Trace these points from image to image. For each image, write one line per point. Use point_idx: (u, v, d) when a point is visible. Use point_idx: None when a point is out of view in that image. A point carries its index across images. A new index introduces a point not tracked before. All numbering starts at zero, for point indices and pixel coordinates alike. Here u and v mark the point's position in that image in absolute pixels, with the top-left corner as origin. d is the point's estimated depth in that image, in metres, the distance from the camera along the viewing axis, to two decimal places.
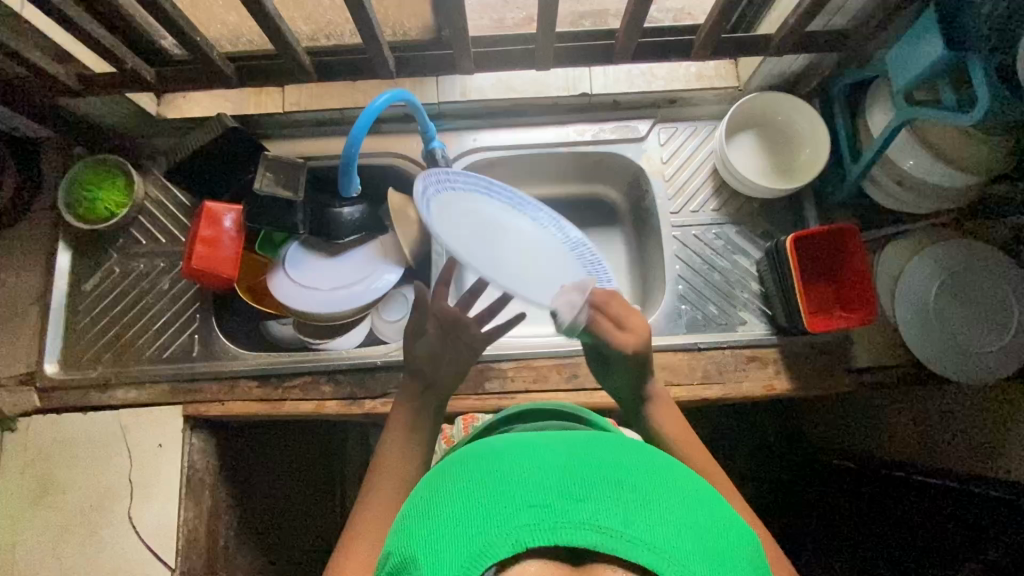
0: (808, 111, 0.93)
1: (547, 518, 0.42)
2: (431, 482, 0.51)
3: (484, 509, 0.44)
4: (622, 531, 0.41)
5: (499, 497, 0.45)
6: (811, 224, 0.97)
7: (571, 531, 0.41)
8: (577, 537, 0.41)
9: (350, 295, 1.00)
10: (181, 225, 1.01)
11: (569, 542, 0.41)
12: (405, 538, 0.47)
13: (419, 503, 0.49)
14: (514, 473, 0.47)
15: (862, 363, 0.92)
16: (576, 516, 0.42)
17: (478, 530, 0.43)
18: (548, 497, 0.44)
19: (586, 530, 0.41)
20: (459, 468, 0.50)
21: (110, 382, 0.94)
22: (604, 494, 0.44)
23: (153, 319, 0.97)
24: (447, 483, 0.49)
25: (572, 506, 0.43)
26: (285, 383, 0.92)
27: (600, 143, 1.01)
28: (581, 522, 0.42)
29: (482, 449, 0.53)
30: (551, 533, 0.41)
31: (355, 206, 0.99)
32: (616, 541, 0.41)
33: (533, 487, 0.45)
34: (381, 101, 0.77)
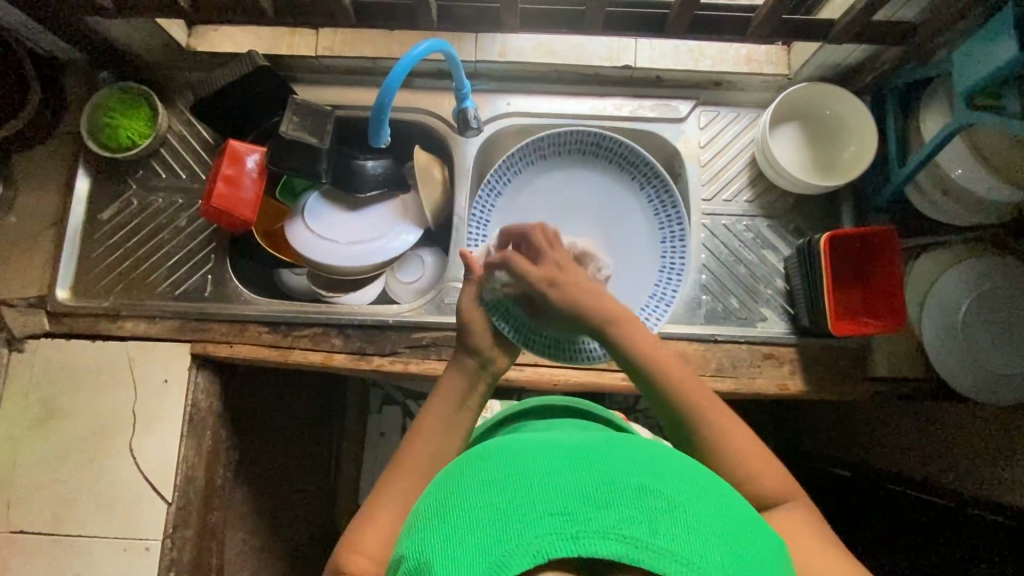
0: (857, 106, 0.89)
1: (567, 526, 0.41)
2: (446, 483, 0.50)
3: (501, 517, 0.43)
4: (647, 540, 0.40)
5: (519, 503, 0.44)
6: (845, 226, 0.94)
7: (594, 541, 0.40)
8: (601, 548, 0.40)
9: (366, 252, 0.98)
10: (202, 162, 0.99)
11: (592, 553, 0.40)
12: (420, 539, 0.46)
13: (433, 507, 0.48)
14: (534, 478, 0.45)
15: (880, 372, 0.90)
16: (599, 523, 0.41)
17: (496, 539, 0.42)
18: (570, 504, 0.43)
19: (610, 540, 0.40)
20: (475, 472, 0.49)
21: (120, 314, 0.93)
22: (626, 501, 0.43)
23: (167, 255, 0.96)
24: (464, 485, 0.48)
25: (593, 514, 0.42)
26: (294, 332, 0.91)
27: (638, 120, 0.98)
28: (603, 532, 0.41)
29: (496, 451, 0.52)
30: (572, 543, 0.40)
31: (378, 161, 0.98)
32: (640, 551, 0.40)
33: (554, 492, 0.44)
34: (422, 49, 0.72)
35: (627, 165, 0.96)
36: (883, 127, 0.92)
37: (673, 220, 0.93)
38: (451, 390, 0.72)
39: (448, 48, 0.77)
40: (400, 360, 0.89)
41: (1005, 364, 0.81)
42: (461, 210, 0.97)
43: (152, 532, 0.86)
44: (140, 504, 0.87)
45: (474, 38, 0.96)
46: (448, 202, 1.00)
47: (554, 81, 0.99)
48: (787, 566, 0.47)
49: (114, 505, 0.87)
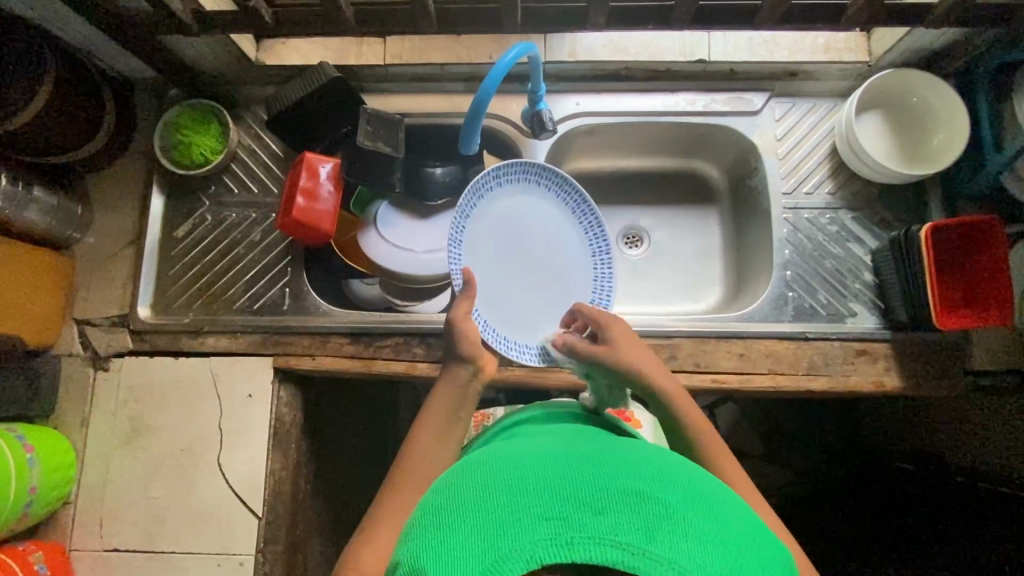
0: (947, 92, 0.86)
1: (564, 532, 0.41)
2: (444, 485, 0.49)
3: (496, 521, 0.43)
4: (641, 546, 0.39)
5: (511, 506, 0.43)
6: (933, 215, 0.91)
7: (589, 547, 0.40)
8: (596, 554, 0.39)
9: (437, 261, 0.97)
10: (273, 175, 0.99)
11: (587, 558, 0.39)
12: (418, 541, 0.45)
13: (433, 506, 0.47)
14: (528, 480, 0.45)
15: (980, 366, 0.87)
16: (594, 528, 0.41)
17: (491, 543, 0.41)
18: (566, 510, 0.42)
19: (604, 545, 0.40)
20: (476, 472, 0.48)
21: (202, 330, 0.93)
22: (622, 504, 0.42)
23: (244, 269, 0.96)
24: (463, 487, 0.47)
25: (590, 519, 0.41)
26: (376, 343, 0.90)
27: (711, 115, 0.97)
28: (598, 537, 0.40)
29: (497, 453, 0.51)
30: (566, 548, 0.40)
31: (446, 167, 0.98)
32: (634, 557, 0.39)
33: (550, 498, 0.43)
34: (513, 53, 0.71)
35: (545, 181, 0.88)
36: (973, 112, 0.89)
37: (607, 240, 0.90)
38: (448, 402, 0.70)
39: (535, 50, 0.76)
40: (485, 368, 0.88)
41: None
42: None
43: (245, 546, 0.86)
44: (232, 519, 0.87)
45: (543, 38, 0.94)
46: None
47: (623, 78, 0.97)
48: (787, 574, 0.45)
49: (207, 521, 0.88)
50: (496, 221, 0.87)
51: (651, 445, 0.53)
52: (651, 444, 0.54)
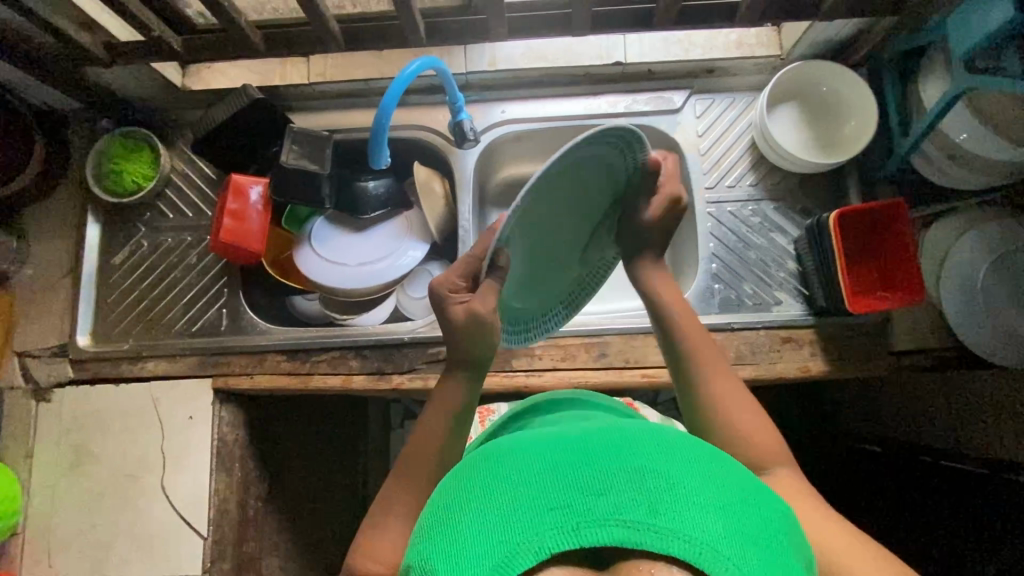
0: (855, 81, 0.89)
1: (569, 519, 0.41)
2: (449, 486, 0.50)
3: (506, 517, 0.43)
4: (645, 522, 0.40)
5: (517, 500, 0.43)
6: (852, 201, 0.93)
7: (595, 530, 0.40)
8: (603, 535, 0.40)
9: (375, 272, 0.99)
10: (207, 198, 1.00)
11: (594, 540, 0.40)
12: (429, 547, 0.45)
13: (441, 510, 0.47)
14: (532, 469, 0.45)
15: (902, 346, 0.89)
16: (598, 512, 0.41)
17: (503, 539, 0.41)
18: (569, 496, 0.42)
19: (611, 526, 0.40)
20: (479, 471, 0.48)
21: (141, 355, 0.94)
22: (623, 483, 0.43)
23: (182, 292, 0.97)
24: (466, 489, 0.47)
25: (594, 502, 0.42)
26: (312, 358, 0.91)
27: (634, 115, 0.99)
28: (604, 519, 0.41)
29: (499, 448, 0.51)
30: (573, 534, 0.40)
31: (378, 180, 1.00)
32: (641, 534, 0.40)
33: (556, 484, 0.44)
34: (413, 68, 0.74)
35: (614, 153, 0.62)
36: (882, 99, 0.91)
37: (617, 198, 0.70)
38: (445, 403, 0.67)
39: (440, 64, 0.79)
40: (419, 377, 0.89)
41: None
42: (464, 221, 0.98)
43: (191, 567, 0.87)
44: (177, 539, 0.88)
45: (463, 49, 0.97)
46: (453, 215, 1.01)
47: (545, 85, 0.99)
48: (794, 534, 0.46)
49: (153, 542, 0.88)
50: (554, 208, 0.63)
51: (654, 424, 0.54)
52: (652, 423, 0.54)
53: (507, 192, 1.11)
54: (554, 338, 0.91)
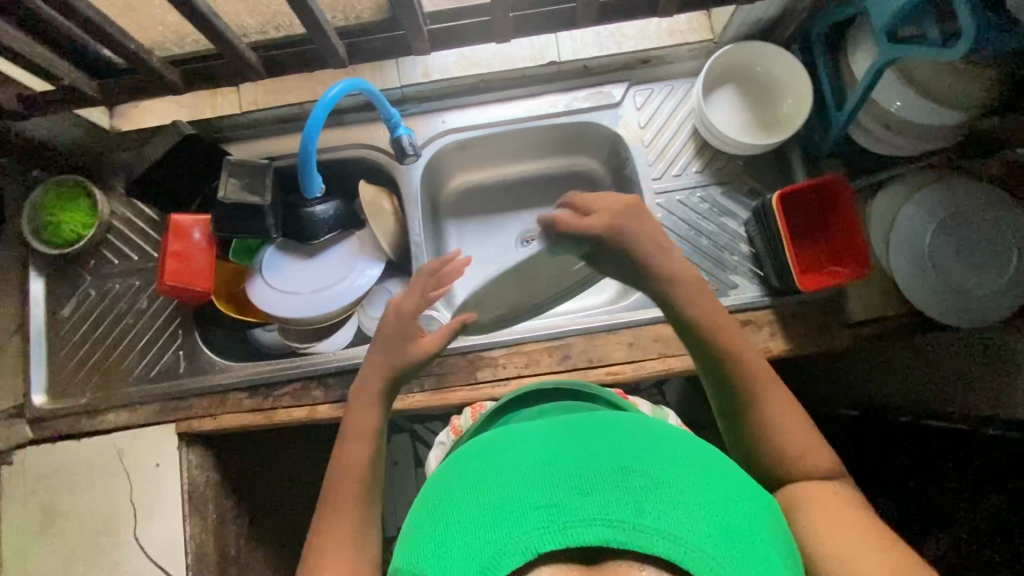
0: (787, 58, 0.89)
1: (556, 518, 0.40)
2: (434, 492, 0.49)
3: (495, 516, 0.42)
4: (631, 521, 0.39)
5: (504, 500, 0.43)
6: (797, 177, 0.94)
7: (582, 530, 0.39)
8: (589, 535, 0.39)
9: (331, 297, 0.97)
10: (151, 240, 0.98)
11: (581, 541, 0.39)
12: (414, 550, 0.44)
13: (427, 512, 0.46)
14: (516, 471, 0.45)
15: (859, 317, 0.90)
16: (586, 512, 0.40)
17: (490, 539, 0.41)
18: (556, 496, 0.42)
19: (597, 526, 0.39)
20: (466, 472, 0.48)
21: (100, 408, 0.93)
22: (610, 482, 0.42)
23: (135, 339, 0.95)
24: (453, 491, 0.46)
25: (581, 501, 0.41)
26: (275, 393, 0.90)
27: (575, 113, 0.98)
28: (591, 519, 0.40)
29: (487, 449, 0.51)
30: (560, 534, 0.39)
31: (327, 204, 0.96)
32: (627, 534, 0.39)
33: (540, 486, 0.43)
34: (336, 91, 0.76)
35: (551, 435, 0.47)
36: (815, 73, 0.92)
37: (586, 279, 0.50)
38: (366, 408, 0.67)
39: (364, 85, 0.79)
40: None
41: (974, 286, 0.84)
42: (416, 235, 0.97)
43: None
44: None
45: (395, 63, 0.99)
46: (405, 231, 1.01)
47: (482, 91, 0.99)
48: (775, 529, 0.46)
49: None
50: None
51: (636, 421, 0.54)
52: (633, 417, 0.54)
53: (459, 201, 1.11)
54: (517, 346, 0.91)
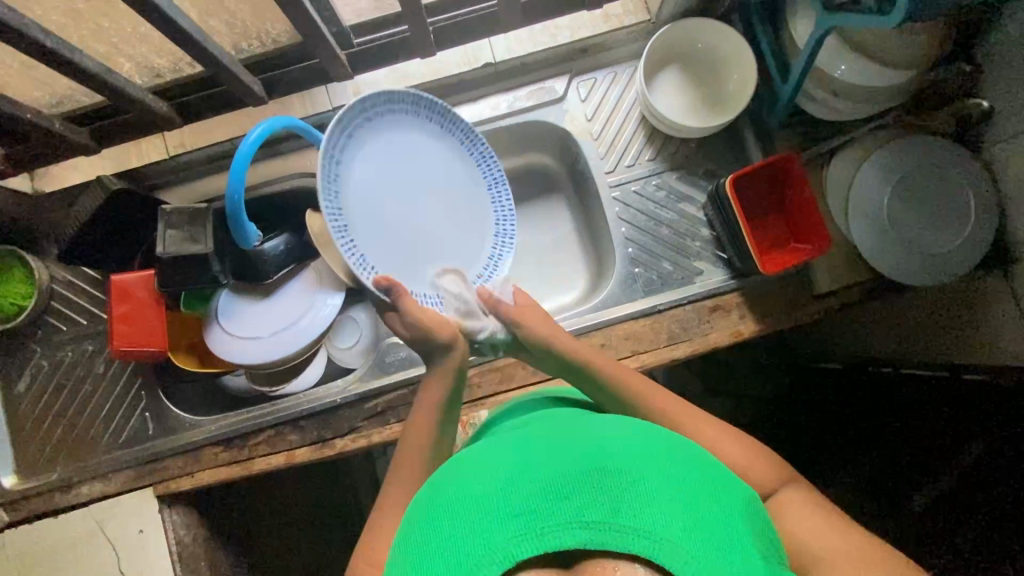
0: (729, 33, 0.87)
1: (533, 523, 0.45)
2: (430, 502, 0.53)
3: (481, 526, 0.46)
4: (605, 522, 0.43)
5: (489, 510, 0.47)
6: (751, 153, 0.92)
7: (558, 533, 0.44)
8: (566, 538, 0.43)
9: (292, 337, 0.93)
10: (99, 301, 0.94)
11: (560, 544, 0.43)
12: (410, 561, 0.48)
13: (425, 521, 0.50)
14: (502, 480, 0.49)
15: (825, 288, 0.90)
16: (563, 514, 0.44)
17: (475, 549, 0.45)
18: (536, 504, 0.46)
19: (575, 528, 0.43)
20: (457, 488, 0.51)
21: (73, 481, 0.90)
22: (586, 488, 0.46)
23: (99, 405, 0.92)
24: (445, 506, 0.50)
25: (558, 506, 0.45)
26: (249, 443, 0.88)
27: (519, 113, 0.95)
28: (568, 522, 0.44)
29: (478, 462, 0.54)
30: (538, 540, 0.44)
31: (276, 239, 0.92)
32: (603, 534, 0.43)
33: (522, 494, 0.47)
34: (254, 135, 0.71)
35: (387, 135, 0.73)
36: (757, 44, 0.89)
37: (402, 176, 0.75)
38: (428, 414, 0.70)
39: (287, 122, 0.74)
40: (362, 436, 0.87)
41: (934, 244, 0.84)
42: None
43: None
44: None
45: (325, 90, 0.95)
46: None
47: None
48: (748, 516, 0.50)
49: None
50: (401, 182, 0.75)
51: (616, 423, 0.57)
52: (613, 417, 0.59)
53: None
54: (489, 363, 0.89)
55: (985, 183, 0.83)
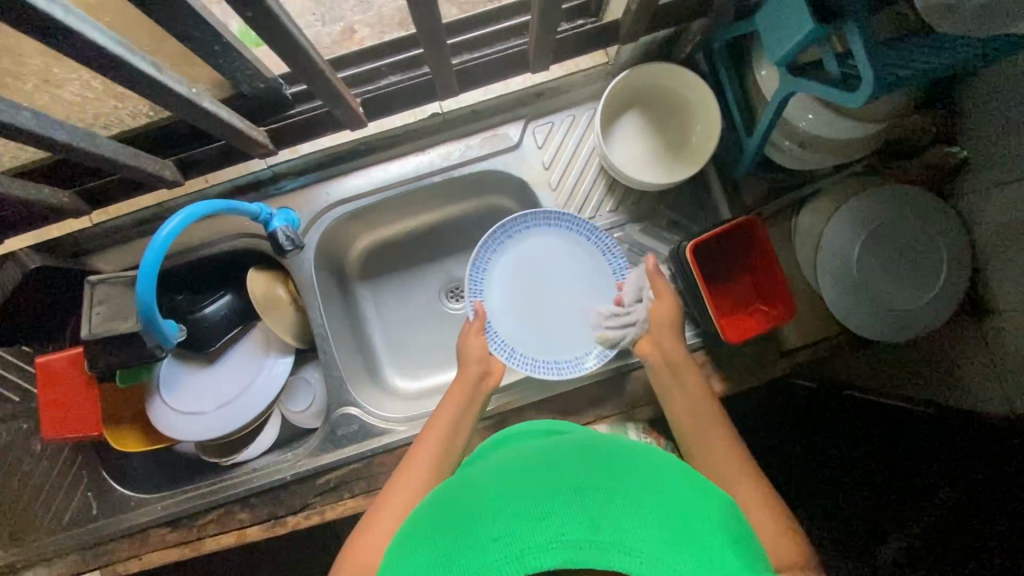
0: (691, 79, 0.81)
1: (512, 547, 0.37)
2: (395, 552, 0.44)
3: (447, 560, 0.38)
4: (589, 538, 0.36)
5: (456, 540, 0.39)
6: (716, 201, 0.88)
7: (537, 556, 0.36)
8: (545, 561, 0.36)
9: (239, 408, 0.89)
10: (31, 376, 0.89)
11: (538, 567, 0.36)
12: None
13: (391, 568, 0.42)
14: (484, 497, 0.43)
15: (792, 344, 0.87)
16: (541, 535, 0.37)
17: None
18: (508, 525, 0.38)
19: (554, 549, 0.36)
20: (425, 528, 0.44)
21: (17, 566, 0.86)
22: (566, 498, 0.39)
23: (37, 486, 0.88)
24: (409, 553, 0.42)
25: (536, 526, 0.37)
26: (198, 522, 0.85)
27: (471, 162, 0.89)
28: (546, 543, 0.36)
29: (449, 497, 0.47)
30: (516, 563, 0.36)
31: (217, 301, 0.88)
32: (584, 552, 0.36)
33: (495, 516, 0.39)
34: (171, 226, 0.65)
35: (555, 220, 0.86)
36: (722, 88, 0.84)
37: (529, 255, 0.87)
38: (462, 390, 0.75)
39: (202, 212, 0.68)
40: (316, 512, 0.83)
41: (908, 301, 0.79)
42: (319, 325, 0.88)
43: None
44: None
45: None
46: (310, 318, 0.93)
47: (365, 153, 0.89)
48: (736, 523, 0.44)
49: None
50: (524, 259, 0.88)
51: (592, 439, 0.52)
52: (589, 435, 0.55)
53: (370, 263, 1.02)
54: None
55: (959, 233, 0.79)
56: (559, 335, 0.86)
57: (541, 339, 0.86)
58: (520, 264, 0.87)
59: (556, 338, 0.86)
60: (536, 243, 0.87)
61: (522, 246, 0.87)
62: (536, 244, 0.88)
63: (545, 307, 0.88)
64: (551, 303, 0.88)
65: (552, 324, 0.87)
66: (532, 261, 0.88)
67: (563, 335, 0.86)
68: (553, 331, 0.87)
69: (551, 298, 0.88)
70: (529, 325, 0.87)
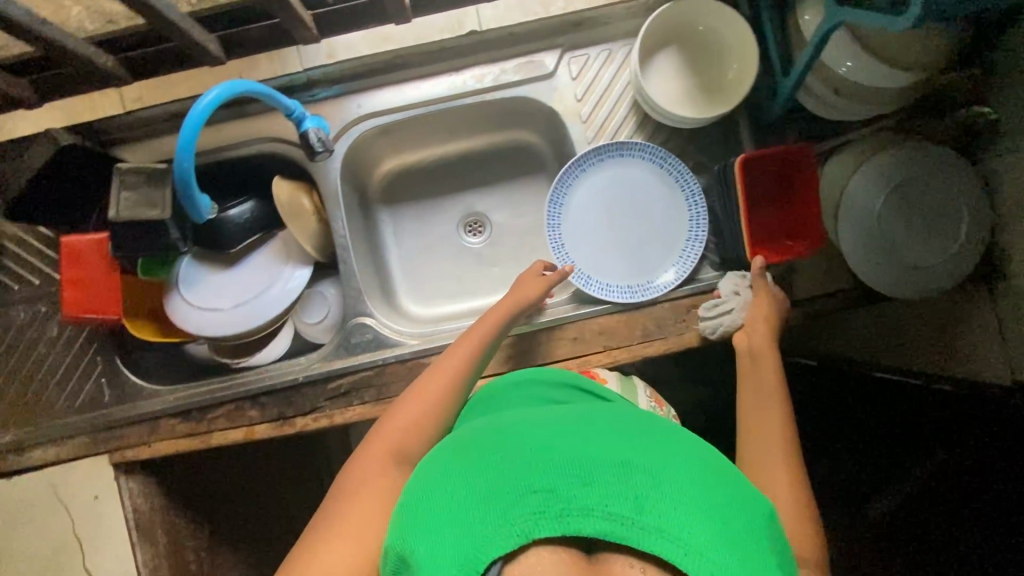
0: (731, 17, 0.81)
1: (552, 506, 0.42)
2: (428, 470, 0.49)
3: (488, 497, 0.43)
4: (633, 517, 0.41)
5: (498, 483, 0.44)
6: (744, 146, 0.88)
7: (579, 520, 0.41)
8: (585, 525, 0.41)
9: (254, 310, 0.90)
10: (52, 261, 0.90)
11: (576, 530, 0.41)
12: (404, 525, 0.45)
13: (427, 483, 0.47)
14: (534, 447, 0.47)
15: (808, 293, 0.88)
16: (582, 501, 0.42)
17: (482, 521, 0.42)
18: (554, 482, 0.43)
19: (597, 519, 0.41)
20: (465, 456, 0.48)
21: (26, 444, 0.88)
22: (615, 476, 0.43)
23: (51, 368, 0.89)
24: (447, 476, 0.46)
25: (581, 491, 0.42)
26: (207, 416, 0.86)
27: (505, 87, 0.89)
28: (589, 510, 0.41)
29: (495, 434, 0.50)
30: (554, 521, 0.41)
31: (242, 205, 0.88)
32: (625, 527, 0.40)
33: (542, 469, 0.44)
34: (205, 103, 0.66)
35: (627, 152, 0.88)
36: (761, 31, 0.84)
37: (601, 184, 0.90)
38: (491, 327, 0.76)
39: (241, 86, 0.69)
40: (325, 415, 0.84)
41: (923, 258, 0.80)
42: (341, 234, 0.89)
43: None
44: None
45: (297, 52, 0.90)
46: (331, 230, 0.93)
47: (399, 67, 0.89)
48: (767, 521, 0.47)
49: None
50: (595, 189, 0.90)
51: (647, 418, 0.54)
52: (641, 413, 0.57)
53: (392, 187, 1.02)
54: None
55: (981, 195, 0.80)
56: (623, 262, 0.90)
57: (603, 265, 0.90)
58: (588, 193, 0.90)
59: (620, 264, 0.90)
60: (605, 173, 0.90)
61: (594, 176, 0.90)
62: (604, 176, 0.90)
63: (608, 235, 0.91)
64: (617, 231, 0.91)
65: (617, 251, 0.90)
66: (600, 191, 0.90)
67: (626, 262, 0.90)
68: (616, 257, 0.90)
69: (615, 227, 0.91)
70: (594, 250, 0.90)
